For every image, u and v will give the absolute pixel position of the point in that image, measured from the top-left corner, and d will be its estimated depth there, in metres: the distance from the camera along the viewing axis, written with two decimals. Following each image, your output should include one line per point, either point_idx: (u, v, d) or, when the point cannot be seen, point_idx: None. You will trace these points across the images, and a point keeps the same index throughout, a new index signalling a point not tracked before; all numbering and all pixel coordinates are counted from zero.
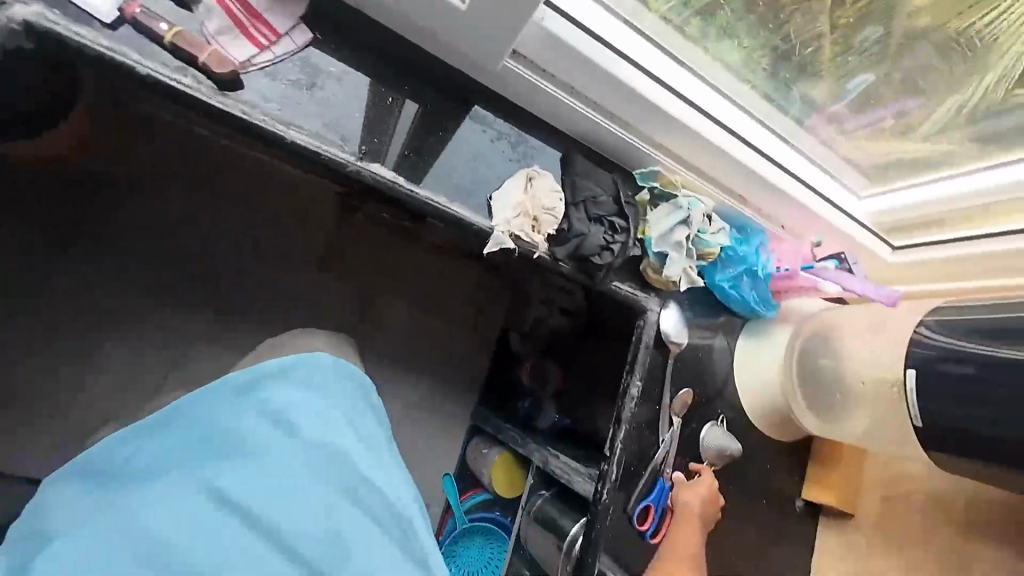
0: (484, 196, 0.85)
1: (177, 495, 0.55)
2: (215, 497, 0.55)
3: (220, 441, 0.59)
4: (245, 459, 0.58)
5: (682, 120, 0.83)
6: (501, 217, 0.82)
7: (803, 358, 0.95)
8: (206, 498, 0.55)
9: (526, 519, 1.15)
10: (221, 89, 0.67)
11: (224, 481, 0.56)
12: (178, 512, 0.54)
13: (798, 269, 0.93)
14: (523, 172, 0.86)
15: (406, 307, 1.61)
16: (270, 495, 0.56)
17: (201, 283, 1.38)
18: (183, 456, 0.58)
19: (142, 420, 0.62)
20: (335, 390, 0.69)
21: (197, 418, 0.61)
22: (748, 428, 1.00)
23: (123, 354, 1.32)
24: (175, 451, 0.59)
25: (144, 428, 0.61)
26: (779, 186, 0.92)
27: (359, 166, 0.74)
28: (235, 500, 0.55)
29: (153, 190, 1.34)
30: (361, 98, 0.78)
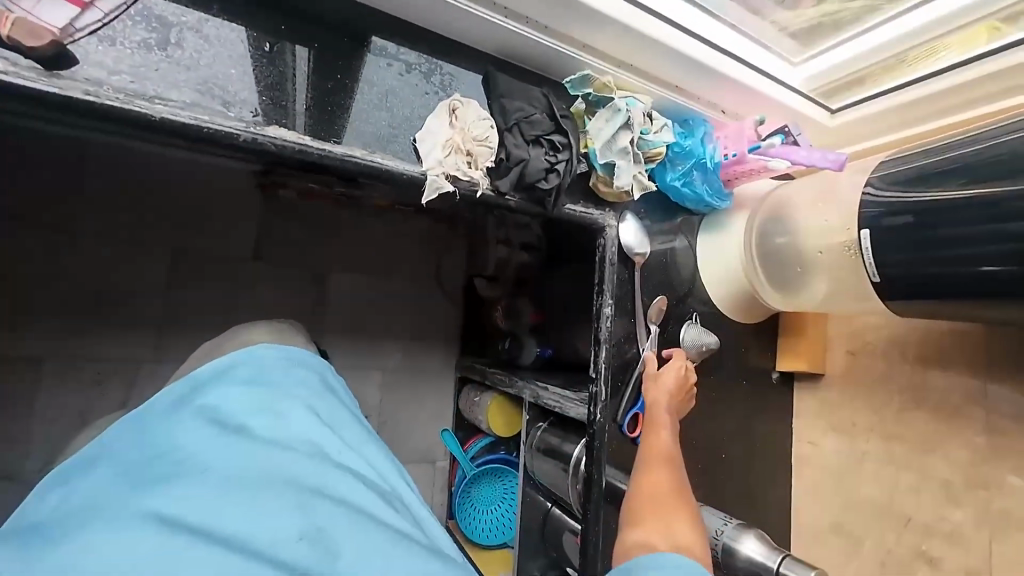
0: (409, 139, 0.76)
1: (114, 521, 0.47)
2: (161, 511, 0.48)
3: (163, 454, 0.53)
4: (194, 465, 0.52)
5: (602, 11, 0.74)
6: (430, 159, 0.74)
7: (761, 240, 0.96)
8: (148, 521, 0.47)
9: (530, 452, 1.18)
10: (48, 68, 0.55)
11: (171, 493, 0.49)
12: (114, 540, 0.46)
13: (745, 152, 0.90)
14: (445, 104, 0.77)
15: (361, 278, 1.54)
16: (227, 499, 0.50)
17: (126, 300, 1.27)
18: (119, 485, 0.51)
19: (72, 465, 0.55)
20: (289, 378, 0.67)
21: (133, 443, 0.55)
22: (719, 319, 1.02)
23: (67, 394, 1.22)
24: (111, 479, 0.52)
25: (75, 471, 0.54)
26: (715, 67, 0.86)
27: (254, 132, 0.64)
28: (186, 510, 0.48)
29: (43, 213, 1.20)
30: (233, 51, 0.66)
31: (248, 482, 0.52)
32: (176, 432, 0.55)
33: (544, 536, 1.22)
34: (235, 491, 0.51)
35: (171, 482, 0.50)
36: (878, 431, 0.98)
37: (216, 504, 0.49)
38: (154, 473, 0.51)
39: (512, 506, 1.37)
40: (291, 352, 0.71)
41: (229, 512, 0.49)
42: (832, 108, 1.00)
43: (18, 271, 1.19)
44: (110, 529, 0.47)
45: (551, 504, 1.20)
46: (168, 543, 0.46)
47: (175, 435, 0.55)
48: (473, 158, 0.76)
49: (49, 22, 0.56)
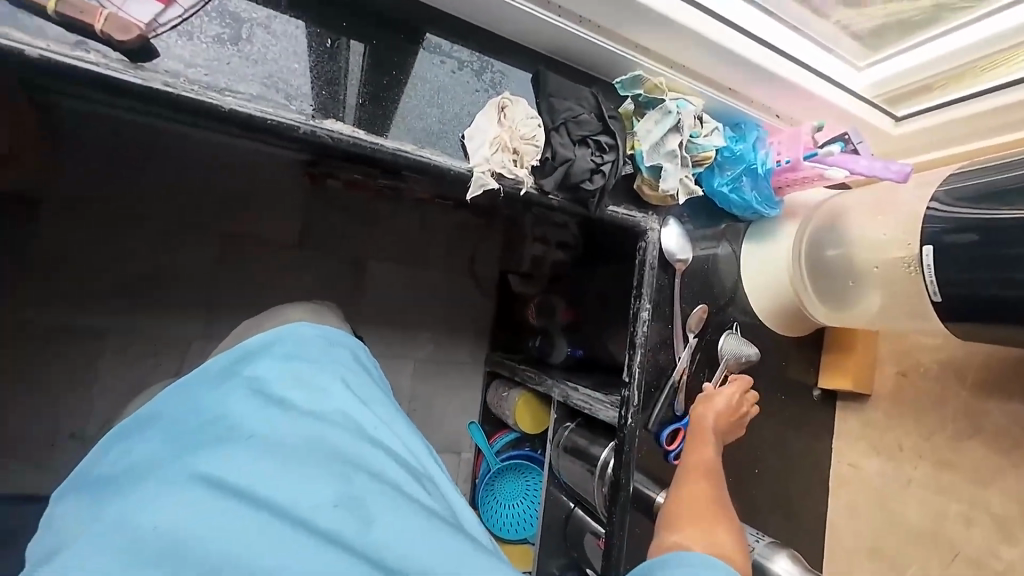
0: (457, 136, 0.77)
1: (168, 479, 0.50)
2: (210, 473, 0.50)
3: (212, 418, 0.56)
4: (240, 431, 0.55)
5: (656, 9, 0.72)
6: (477, 158, 0.75)
7: (811, 250, 0.92)
8: (198, 483, 0.50)
9: (556, 451, 1.19)
10: (133, 60, 0.59)
11: (218, 456, 0.52)
12: (169, 497, 0.49)
13: (800, 159, 0.85)
14: (494, 102, 0.77)
15: (398, 268, 1.57)
16: (270, 464, 0.52)
17: (180, 278, 1.35)
18: (171, 447, 0.54)
19: (129, 427, 0.59)
20: (328, 355, 0.69)
21: (184, 410, 0.58)
22: (759, 330, 0.99)
23: (125, 364, 1.31)
24: (164, 440, 0.55)
25: (132, 433, 0.58)
26: (771, 69, 0.83)
27: (313, 125, 0.67)
28: (231, 472, 0.50)
29: (110, 193, 1.28)
30: (297, 46, 0.69)
31: (290, 449, 0.54)
32: (223, 399, 0.58)
33: (565, 536, 1.23)
34: (277, 457, 0.53)
35: (218, 446, 0.53)
36: (927, 457, 0.92)
37: (259, 469, 0.51)
38: (203, 436, 0.54)
39: (535, 503, 1.38)
40: (329, 331, 0.74)
41: (271, 477, 0.51)
42: (897, 115, 0.95)
43: (86, 247, 1.27)
44: (165, 486, 0.50)
45: (575, 506, 1.20)
46: (216, 503, 0.48)
47: (223, 402, 0.58)
48: (519, 157, 0.77)
49: (135, 17, 0.60)
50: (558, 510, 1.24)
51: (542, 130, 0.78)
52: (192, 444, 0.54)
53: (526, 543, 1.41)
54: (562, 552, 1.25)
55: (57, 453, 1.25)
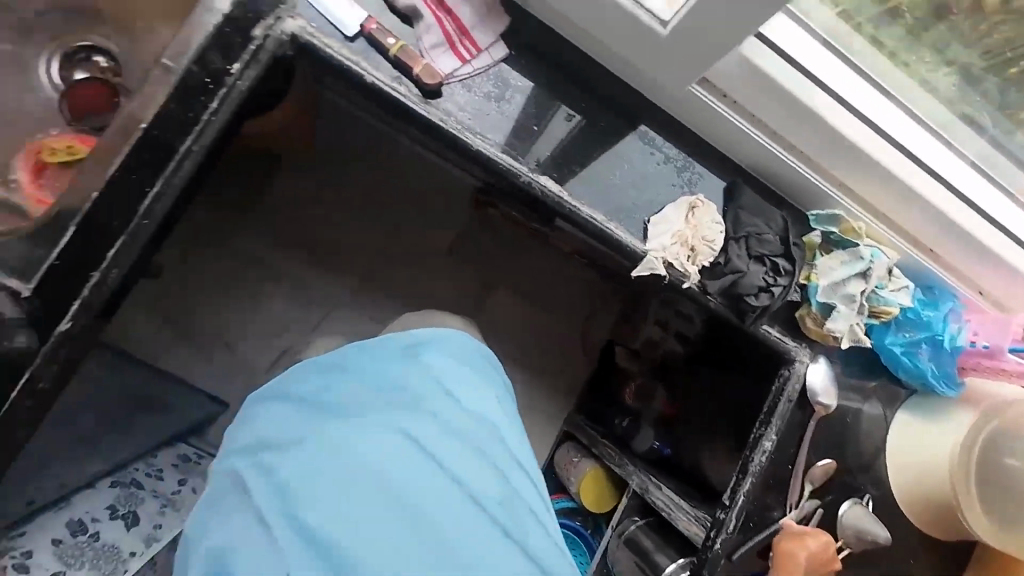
0: (643, 219, 0.84)
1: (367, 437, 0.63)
2: (397, 448, 0.63)
3: (400, 393, 0.68)
4: (421, 416, 0.66)
5: (885, 161, 0.75)
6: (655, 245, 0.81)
7: (985, 450, 0.81)
8: (380, 450, 0.62)
9: (615, 541, 1.15)
10: (426, 98, 0.75)
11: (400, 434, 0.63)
12: (365, 453, 0.61)
13: (1004, 348, 0.78)
14: (687, 201, 0.82)
15: (520, 303, 1.68)
16: (436, 458, 0.63)
17: (344, 252, 1.57)
18: (362, 402, 0.67)
19: (327, 361, 0.72)
20: (483, 363, 0.78)
21: (372, 370, 0.70)
22: (890, 511, 0.89)
23: (282, 305, 1.54)
24: (357, 393, 0.68)
25: (329, 368, 0.71)
26: (992, 247, 0.81)
27: (531, 178, 0.79)
28: (405, 456, 0.62)
29: (326, 169, 1.54)
30: (542, 115, 0.80)
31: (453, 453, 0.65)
32: (408, 378, 0.69)
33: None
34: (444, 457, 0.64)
35: (405, 423, 0.65)
36: None
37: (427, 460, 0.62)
38: (393, 408, 0.66)
39: None
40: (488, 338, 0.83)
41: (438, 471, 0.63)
42: None
43: (291, 205, 1.54)
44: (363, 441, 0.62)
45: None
46: (398, 475, 0.61)
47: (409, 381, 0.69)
48: (692, 255, 0.81)
49: (440, 69, 0.75)
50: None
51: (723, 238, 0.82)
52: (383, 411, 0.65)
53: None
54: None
55: (208, 357, 1.50)
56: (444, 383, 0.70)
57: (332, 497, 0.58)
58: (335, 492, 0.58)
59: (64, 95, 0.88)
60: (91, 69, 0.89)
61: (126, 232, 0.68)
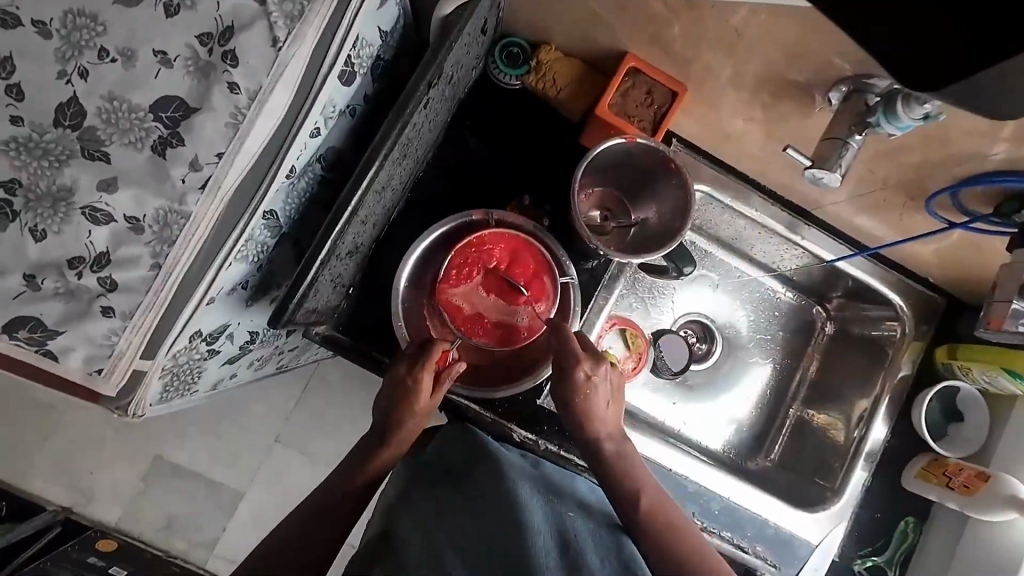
0: (569, 411, 0.70)
1: (503, 508, 0.61)
2: (524, 507, 0.62)
3: (491, 487, 0.65)
4: (540, 494, 0.67)
5: None
6: (599, 455, 0.69)
7: None
8: (518, 504, 0.62)
9: None
10: None
11: (532, 497, 0.65)
12: (487, 506, 0.62)
13: None
14: (568, 377, 0.69)
15: None
16: (597, 545, 0.63)
17: None
18: (446, 479, 0.67)
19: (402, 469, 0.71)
20: (577, 497, 0.72)
21: (441, 459, 0.71)
22: None
23: None
24: (439, 473, 0.68)
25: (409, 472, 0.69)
26: None
27: None
28: (536, 499, 0.65)
29: None
30: None
31: (625, 534, 0.68)
32: (479, 482, 0.66)
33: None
34: (604, 517, 0.70)
35: (534, 499, 0.65)
36: None
37: (582, 528, 0.65)
38: (485, 494, 0.64)
39: None
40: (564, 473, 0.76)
41: (623, 535, 0.67)
42: None
43: None
44: (500, 531, 0.58)
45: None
46: (538, 516, 0.62)
47: (497, 483, 0.65)
48: (613, 458, 0.69)
49: None
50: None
51: (605, 370, 0.70)
52: (500, 525, 0.59)
53: (95, 559, 1.05)
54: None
55: None
56: (548, 488, 0.70)
57: (484, 539, 0.57)
58: (485, 536, 0.58)
59: (658, 332, 1.00)
60: (692, 338, 1.03)
61: (577, 470, 0.79)
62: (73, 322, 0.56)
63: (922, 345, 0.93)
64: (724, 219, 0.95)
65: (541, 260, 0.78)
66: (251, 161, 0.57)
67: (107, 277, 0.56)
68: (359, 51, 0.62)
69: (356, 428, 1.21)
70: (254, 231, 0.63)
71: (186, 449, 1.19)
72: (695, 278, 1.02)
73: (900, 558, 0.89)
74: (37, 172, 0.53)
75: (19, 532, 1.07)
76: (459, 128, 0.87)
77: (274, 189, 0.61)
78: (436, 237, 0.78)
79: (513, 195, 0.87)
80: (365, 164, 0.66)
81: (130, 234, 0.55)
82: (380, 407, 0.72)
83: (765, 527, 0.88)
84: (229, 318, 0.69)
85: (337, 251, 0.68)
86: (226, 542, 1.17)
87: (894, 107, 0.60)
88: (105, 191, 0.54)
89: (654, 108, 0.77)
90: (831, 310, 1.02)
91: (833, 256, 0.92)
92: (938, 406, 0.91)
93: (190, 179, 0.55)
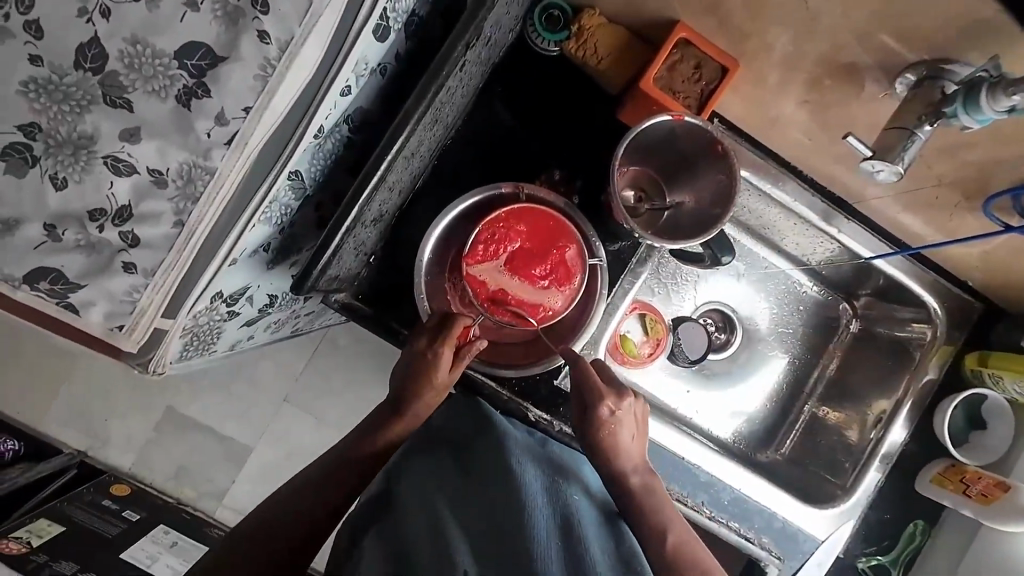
0: (592, 446, 0.69)
1: (503, 486, 0.59)
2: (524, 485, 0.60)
3: (493, 464, 0.62)
4: (542, 472, 0.65)
5: None
6: (626, 490, 0.67)
7: None
8: (518, 481, 0.60)
9: None
10: None
11: (533, 475, 0.63)
12: (487, 481, 0.60)
13: None
14: (593, 412, 0.68)
15: None
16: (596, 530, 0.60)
17: None
18: (450, 454, 0.65)
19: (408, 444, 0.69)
20: (579, 479, 0.69)
21: (446, 433, 0.69)
22: None
23: None
24: (448, 446, 0.67)
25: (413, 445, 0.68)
26: None
27: None
28: (537, 478, 0.63)
29: None
30: None
31: (624, 522, 0.66)
32: (479, 461, 0.63)
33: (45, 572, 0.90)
34: (604, 504, 0.68)
35: (535, 478, 0.62)
36: None
37: (581, 511, 0.62)
38: (486, 470, 0.62)
39: None
40: (569, 456, 0.74)
41: (620, 524, 0.65)
42: None
43: None
44: (501, 510, 0.56)
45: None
46: (538, 495, 0.60)
47: (499, 458, 0.63)
48: (640, 492, 0.67)
49: None
50: (174, 561, 0.99)
51: (629, 405, 0.70)
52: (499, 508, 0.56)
53: (107, 502, 1.09)
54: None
55: None
56: (550, 469, 0.67)
57: (482, 516, 0.55)
58: (483, 513, 0.56)
59: (677, 319, 0.98)
60: (711, 328, 1.00)
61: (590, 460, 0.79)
62: (95, 276, 0.56)
63: (951, 349, 0.90)
64: (757, 208, 0.91)
65: (570, 253, 0.75)
66: (279, 118, 0.55)
67: (129, 231, 0.55)
68: (394, 4, 0.58)
69: (364, 395, 1.21)
70: (279, 193, 0.62)
71: (199, 403, 1.20)
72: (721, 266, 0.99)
73: (906, 559, 0.89)
74: (57, 117, 0.50)
75: (49, 465, 1.12)
76: (489, 95, 0.83)
77: (300, 149, 0.59)
78: (463, 209, 0.76)
79: (541, 169, 0.83)
80: (395, 128, 0.63)
81: (153, 188, 0.54)
82: (398, 377, 0.70)
83: (773, 520, 0.87)
84: (249, 280, 0.70)
85: (363, 218, 0.66)
86: (235, 495, 1.19)
87: (977, 98, 0.57)
88: (128, 141, 0.52)
89: (701, 84, 0.73)
90: (857, 308, 0.99)
91: (871, 253, 0.88)
92: (962, 413, 0.89)
93: (215, 133, 0.53)
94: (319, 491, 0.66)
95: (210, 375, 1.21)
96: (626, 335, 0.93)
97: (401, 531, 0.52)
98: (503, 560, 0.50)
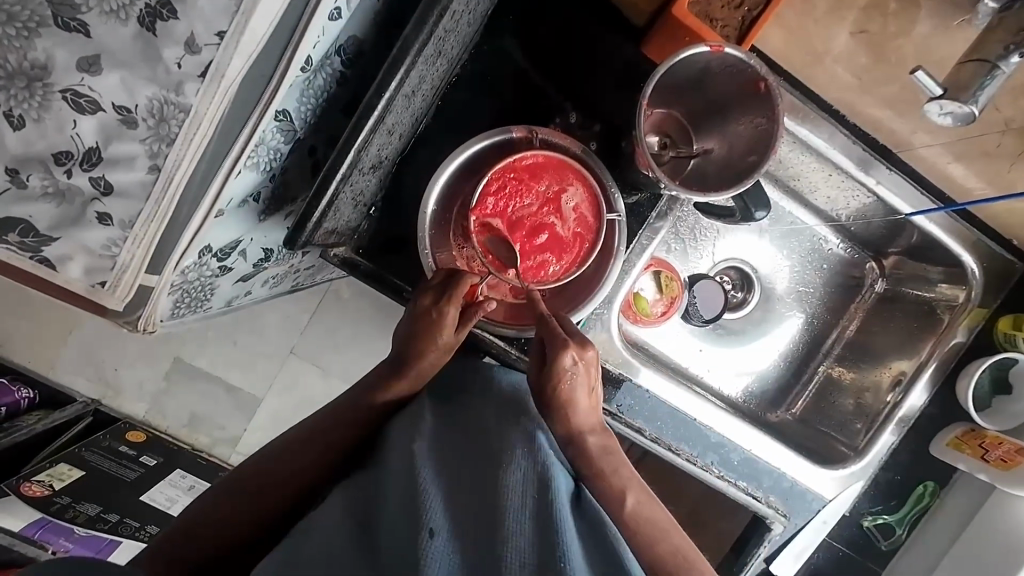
0: (546, 401, 0.60)
1: (482, 440, 0.54)
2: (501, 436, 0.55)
3: (468, 419, 0.58)
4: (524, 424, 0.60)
5: None
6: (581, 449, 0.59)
7: None
8: (495, 433, 0.55)
9: None
10: None
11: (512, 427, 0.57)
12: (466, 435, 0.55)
13: None
14: (555, 362, 0.59)
15: None
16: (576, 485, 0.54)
17: None
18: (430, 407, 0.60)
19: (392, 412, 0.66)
20: None
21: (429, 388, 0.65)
22: None
23: None
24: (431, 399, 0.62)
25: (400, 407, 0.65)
26: None
27: None
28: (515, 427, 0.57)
29: None
30: None
31: None
32: (467, 414, 0.59)
33: (71, 513, 0.93)
34: None
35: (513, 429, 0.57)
36: None
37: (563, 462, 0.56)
38: (462, 425, 0.57)
39: None
40: None
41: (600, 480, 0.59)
42: None
43: None
44: (477, 463, 0.51)
45: (116, 524, 0.95)
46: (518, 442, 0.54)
47: (475, 414, 0.58)
48: (596, 452, 0.58)
49: None
50: None
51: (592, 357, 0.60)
52: (476, 461, 0.51)
53: (124, 449, 1.10)
54: (24, 517, 0.87)
55: None
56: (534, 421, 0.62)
57: (456, 470, 0.50)
58: (458, 468, 0.50)
59: (690, 278, 0.93)
60: (728, 286, 0.96)
61: None
62: (67, 228, 0.51)
63: (984, 313, 0.86)
64: (790, 157, 0.83)
65: (570, 205, 0.69)
66: (261, 44, 0.48)
67: (100, 178, 0.49)
68: None
69: (369, 349, 1.20)
70: (266, 135, 0.56)
71: (206, 353, 1.19)
72: (741, 224, 0.93)
73: (911, 520, 0.90)
74: (3, 42, 0.43)
75: (61, 415, 1.11)
76: (500, 27, 0.74)
77: (286, 83, 0.53)
78: (468, 157, 0.69)
79: (555, 111, 0.76)
80: (392, 58, 0.55)
81: (122, 128, 0.48)
82: (400, 339, 0.66)
83: (782, 480, 0.86)
84: (240, 233, 0.67)
85: (360, 165, 0.60)
86: (247, 442, 1.20)
87: None
88: (87, 71, 0.45)
89: (743, 11, 0.64)
90: (884, 267, 0.94)
91: (912, 209, 0.81)
92: (988, 378, 0.86)
93: (186, 63, 0.46)
94: (321, 446, 0.63)
95: (215, 327, 1.19)
96: (640, 292, 0.89)
97: (371, 493, 0.50)
98: (476, 518, 0.45)
